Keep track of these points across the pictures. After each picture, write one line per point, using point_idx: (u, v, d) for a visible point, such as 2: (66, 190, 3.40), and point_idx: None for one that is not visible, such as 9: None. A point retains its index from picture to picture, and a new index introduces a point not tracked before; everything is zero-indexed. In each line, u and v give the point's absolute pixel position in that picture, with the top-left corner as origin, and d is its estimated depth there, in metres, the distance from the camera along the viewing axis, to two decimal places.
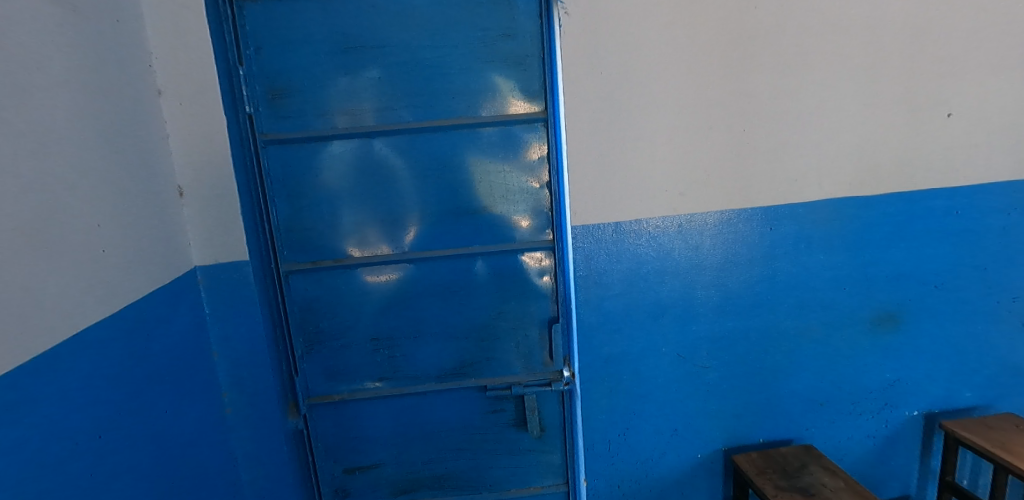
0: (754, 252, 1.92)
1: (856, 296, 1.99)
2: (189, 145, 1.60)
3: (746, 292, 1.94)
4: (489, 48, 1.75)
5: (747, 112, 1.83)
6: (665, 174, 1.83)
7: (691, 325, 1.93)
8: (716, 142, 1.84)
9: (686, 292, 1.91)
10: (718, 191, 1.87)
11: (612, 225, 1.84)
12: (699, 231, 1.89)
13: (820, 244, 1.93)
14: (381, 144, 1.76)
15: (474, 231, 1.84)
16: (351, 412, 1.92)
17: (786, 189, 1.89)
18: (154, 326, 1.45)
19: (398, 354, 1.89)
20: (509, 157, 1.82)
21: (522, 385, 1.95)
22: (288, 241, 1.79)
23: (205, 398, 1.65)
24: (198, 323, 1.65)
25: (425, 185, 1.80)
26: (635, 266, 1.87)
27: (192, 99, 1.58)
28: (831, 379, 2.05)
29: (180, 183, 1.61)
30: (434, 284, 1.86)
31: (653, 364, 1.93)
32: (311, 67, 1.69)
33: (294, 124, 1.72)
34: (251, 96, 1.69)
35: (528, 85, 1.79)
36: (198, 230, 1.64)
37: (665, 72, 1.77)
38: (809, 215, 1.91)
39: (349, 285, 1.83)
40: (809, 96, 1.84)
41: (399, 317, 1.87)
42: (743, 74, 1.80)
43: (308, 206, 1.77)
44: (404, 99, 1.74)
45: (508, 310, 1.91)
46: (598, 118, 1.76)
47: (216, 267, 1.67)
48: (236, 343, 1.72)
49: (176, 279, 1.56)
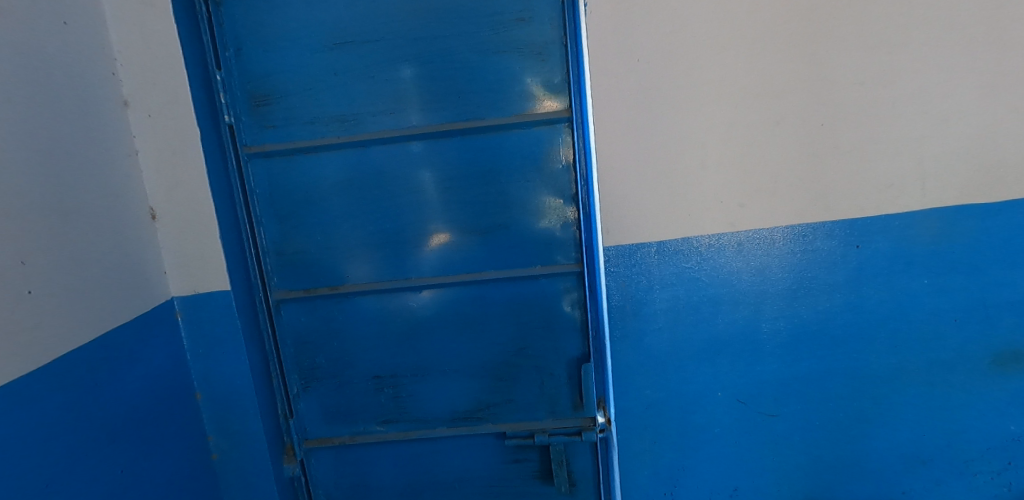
0: (834, 276, 1.55)
1: (969, 329, 1.57)
2: (160, 161, 1.40)
3: (823, 323, 1.57)
4: (501, 36, 1.47)
5: (826, 101, 1.47)
6: (719, 181, 1.49)
7: (754, 364, 1.58)
8: (787, 139, 1.49)
9: (748, 323, 1.56)
10: (789, 199, 1.51)
11: (654, 245, 1.51)
12: (765, 249, 1.53)
13: (923, 265, 1.54)
14: (380, 153, 1.53)
15: (489, 254, 1.58)
16: (354, 457, 1.71)
17: (877, 196, 1.51)
18: (112, 373, 1.24)
19: (404, 394, 1.66)
20: (529, 165, 1.54)
21: (546, 434, 1.66)
22: (278, 266, 1.59)
23: (186, 446, 1.46)
24: (177, 361, 1.45)
25: (431, 201, 1.55)
26: (683, 293, 1.54)
27: (161, 110, 1.38)
28: (935, 430, 1.63)
29: (152, 205, 1.42)
30: (443, 314, 1.61)
31: (706, 410, 1.60)
32: (298, 67, 1.49)
33: (282, 134, 1.52)
34: (231, 103, 1.49)
35: (548, 78, 1.50)
36: (174, 256, 1.44)
37: (720, 55, 1.44)
38: (908, 229, 1.52)
39: (347, 316, 1.61)
40: (906, 80, 1.46)
41: (405, 351, 1.63)
42: (823, 54, 1.46)
43: (299, 227, 1.56)
44: (405, 101, 1.51)
45: (530, 346, 1.63)
46: (635, 117, 1.46)
47: (194, 299, 1.46)
48: (220, 385, 1.51)
49: (146, 313, 1.37)
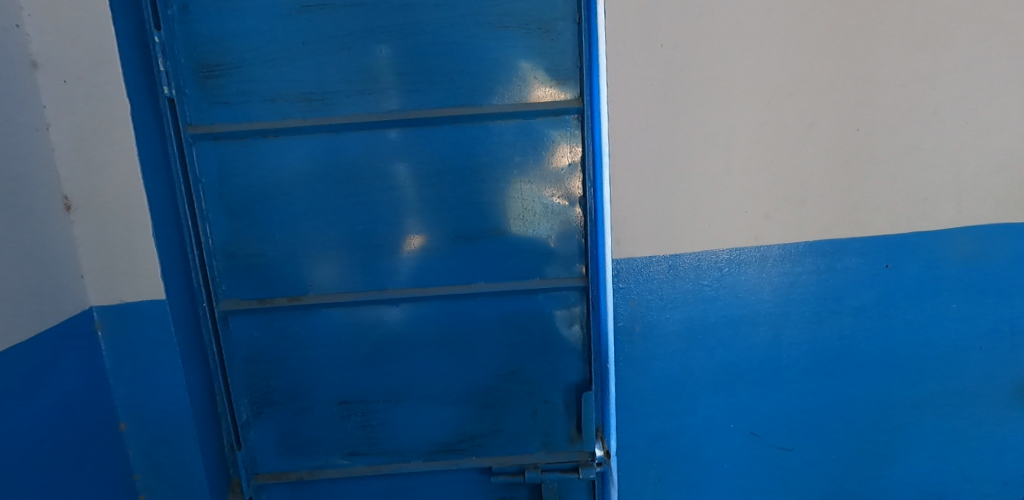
0: (862, 298, 1.39)
1: (996, 357, 1.43)
2: (79, 139, 1.13)
3: (845, 349, 1.42)
4: (503, 7, 1.26)
5: (865, 103, 1.32)
6: (742, 189, 1.32)
7: (769, 393, 1.42)
8: (818, 144, 1.33)
9: (766, 348, 1.40)
10: (817, 212, 1.35)
11: (668, 259, 1.33)
12: (789, 266, 1.37)
13: (955, 288, 1.39)
14: (353, 140, 1.30)
15: (479, 264, 1.37)
16: (315, 493, 1.48)
17: (911, 212, 1.36)
18: (5, 406, 0.96)
19: (374, 422, 1.43)
20: (530, 162, 1.34)
21: (538, 470, 1.46)
22: (228, 270, 1.34)
23: (106, 489, 1.19)
24: (95, 384, 1.19)
25: (411, 199, 1.33)
26: (697, 314, 1.36)
27: (80, 75, 1.11)
28: (954, 465, 1.48)
29: (67, 193, 1.15)
30: (421, 331, 1.39)
31: (715, 444, 1.43)
32: (258, 33, 1.24)
33: (235, 113, 1.27)
34: (174, 72, 1.24)
35: (555, 62, 1.30)
36: (94, 257, 1.18)
37: (751, 45, 1.27)
38: (941, 248, 1.37)
39: (310, 331, 1.38)
40: (950, 84, 1.31)
41: (376, 372, 1.40)
42: (865, 50, 1.29)
43: (254, 226, 1.32)
44: (384, 81, 1.28)
45: (524, 370, 1.43)
46: (655, 112, 1.26)
47: (120, 310, 1.20)
48: (151, 413, 1.25)
49: (56, 327, 1.10)
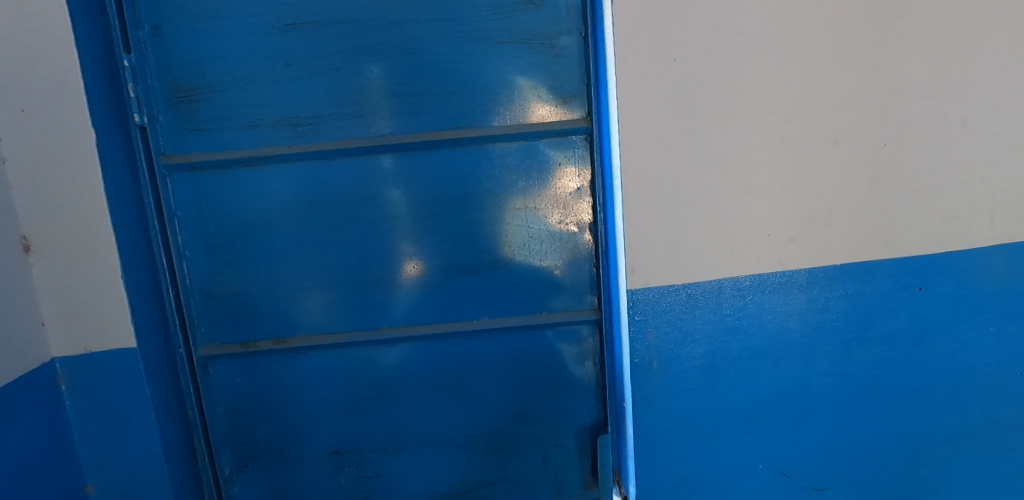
0: (895, 324, 1.29)
1: None
2: (39, 172, 1.03)
3: (878, 379, 1.32)
4: (503, 21, 1.17)
5: (890, 116, 1.23)
6: (764, 210, 1.23)
7: (799, 430, 1.31)
8: (842, 161, 1.24)
9: (793, 381, 1.30)
10: (844, 234, 1.26)
11: (687, 288, 1.23)
12: (816, 292, 1.27)
13: (993, 311, 1.29)
14: (343, 167, 1.20)
15: (481, 298, 1.26)
16: None
17: (944, 230, 1.27)
18: None
19: (370, 473, 1.31)
20: (534, 187, 1.24)
21: None
22: (208, 311, 1.23)
23: None
24: (58, 444, 1.07)
25: (406, 230, 1.23)
26: (718, 346, 1.26)
27: (40, 103, 1.01)
28: None
29: (26, 232, 1.04)
30: (420, 372, 1.28)
31: (742, 487, 1.32)
32: (238, 54, 1.15)
33: (214, 140, 1.17)
34: (146, 97, 1.14)
35: (560, 79, 1.21)
36: (57, 302, 1.06)
37: (770, 57, 1.18)
38: (978, 269, 1.28)
39: (298, 375, 1.26)
40: (981, 93, 1.23)
41: (371, 418, 1.29)
42: (888, 60, 1.21)
43: (237, 263, 1.21)
44: (376, 102, 1.18)
45: (532, 411, 1.31)
46: (668, 130, 1.18)
47: (86, 360, 1.08)
48: (123, 474, 1.13)
49: (13, 383, 0.98)
